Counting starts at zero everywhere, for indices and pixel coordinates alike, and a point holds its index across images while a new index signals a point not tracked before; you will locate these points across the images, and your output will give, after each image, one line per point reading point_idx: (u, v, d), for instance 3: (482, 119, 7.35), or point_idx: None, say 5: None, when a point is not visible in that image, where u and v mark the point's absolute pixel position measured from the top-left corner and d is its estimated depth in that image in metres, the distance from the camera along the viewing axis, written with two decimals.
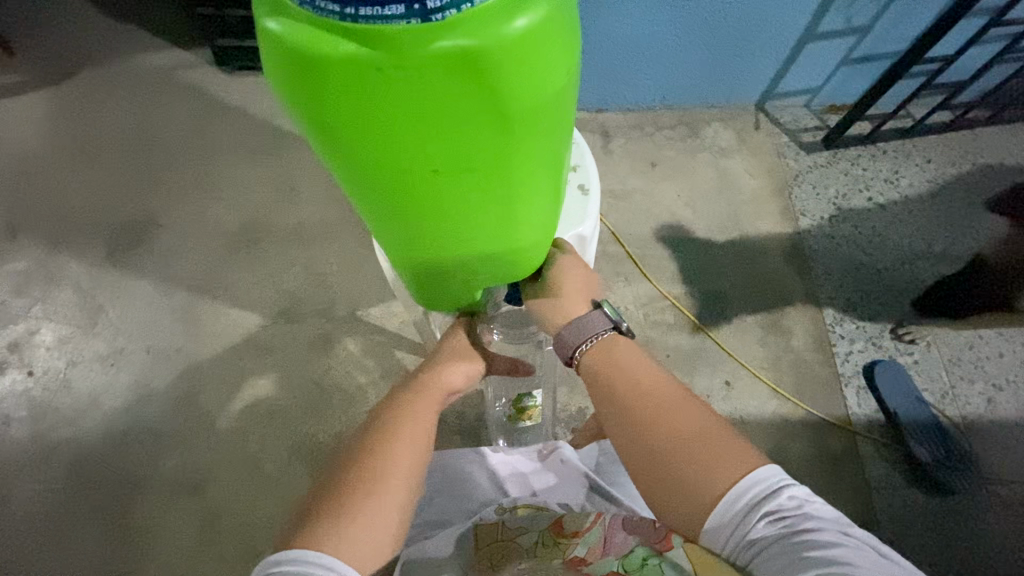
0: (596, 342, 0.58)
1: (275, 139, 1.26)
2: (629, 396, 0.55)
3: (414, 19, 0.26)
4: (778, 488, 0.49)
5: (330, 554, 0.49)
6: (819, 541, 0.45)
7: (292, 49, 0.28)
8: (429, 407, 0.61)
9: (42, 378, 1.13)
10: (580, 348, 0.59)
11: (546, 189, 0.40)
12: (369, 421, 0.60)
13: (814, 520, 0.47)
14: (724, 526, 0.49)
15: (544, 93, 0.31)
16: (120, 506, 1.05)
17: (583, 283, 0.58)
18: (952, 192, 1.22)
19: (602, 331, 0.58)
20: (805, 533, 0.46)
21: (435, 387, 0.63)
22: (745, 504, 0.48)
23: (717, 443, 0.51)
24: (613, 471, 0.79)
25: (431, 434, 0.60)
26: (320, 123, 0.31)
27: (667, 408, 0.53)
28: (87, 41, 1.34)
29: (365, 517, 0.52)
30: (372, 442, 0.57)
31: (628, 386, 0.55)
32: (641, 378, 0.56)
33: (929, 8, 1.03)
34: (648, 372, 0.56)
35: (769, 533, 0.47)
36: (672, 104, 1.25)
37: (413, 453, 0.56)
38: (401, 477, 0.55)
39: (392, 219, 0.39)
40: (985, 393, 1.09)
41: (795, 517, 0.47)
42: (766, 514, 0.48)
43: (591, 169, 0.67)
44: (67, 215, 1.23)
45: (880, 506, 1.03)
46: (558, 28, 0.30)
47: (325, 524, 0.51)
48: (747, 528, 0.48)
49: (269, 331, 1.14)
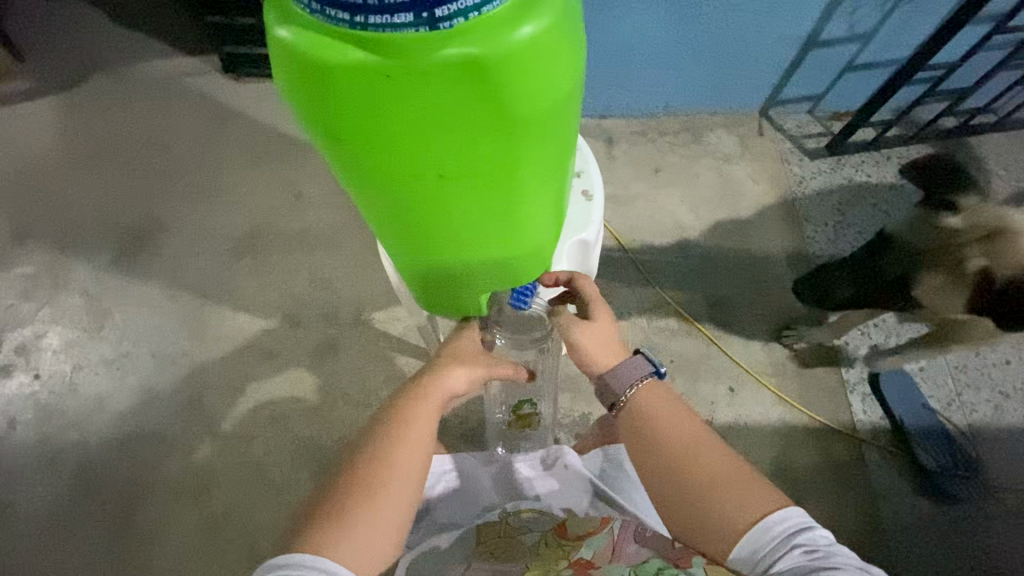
0: (641, 388, 0.58)
1: (281, 145, 1.27)
2: (663, 436, 0.55)
3: (422, 27, 0.27)
4: (810, 525, 0.50)
5: (332, 560, 0.49)
6: (847, 571, 0.45)
7: (302, 57, 0.29)
8: (430, 410, 0.60)
9: (49, 382, 1.13)
10: (626, 393, 0.58)
11: (550, 194, 0.41)
12: (370, 425, 0.60)
13: (847, 564, 0.47)
14: (753, 550, 0.50)
15: (550, 100, 0.31)
16: (123, 510, 1.06)
17: (613, 336, 0.62)
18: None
19: (642, 377, 0.58)
20: (832, 562, 0.47)
21: (437, 389, 0.61)
22: (775, 532, 0.50)
23: (743, 481, 0.52)
24: (619, 478, 0.79)
25: (432, 436, 0.59)
26: (328, 129, 0.32)
27: (700, 446, 0.54)
28: (96, 48, 1.36)
29: (366, 522, 0.52)
30: (372, 449, 0.56)
31: (663, 421, 0.57)
32: (676, 417, 0.57)
33: (931, 16, 1.03)
34: (681, 412, 0.57)
35: (797, 561, 0.48)
36: (676, 110, 1.26)
37: (415, 456, 0.56)
38: (404, 484, 0.55)
39: (398, 225, 0.39)
40: (992, 400, 1.08)
41: (825, 550, 0.48)
42: (797, 547, 0.49)
43: (595, 175, 0.67)
44: (75, 220, 1.24)
45: (886, 514, 1.02)
46: (563, 36, 0.30)
47: (327, 527, 0.51)
48: (775, 555, 0.49)
49: (273, 335, 1.15)
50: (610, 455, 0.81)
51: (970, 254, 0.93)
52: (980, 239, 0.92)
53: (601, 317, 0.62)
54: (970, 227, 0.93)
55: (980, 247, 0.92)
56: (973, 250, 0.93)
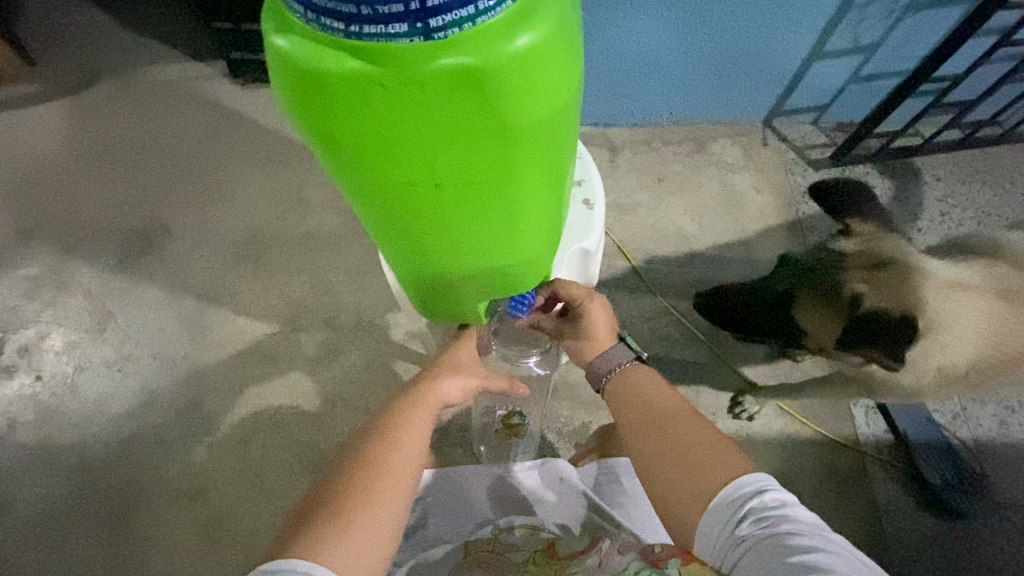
0: (620, 371, 0.63)
1: (286, 150, 1.28)
2: (641, 417, 0.58)
3: (417, 37, 0.27)
4: (763, 489, 0.50)
5: (324, 565, 0.48)
6: (800, 538, 0.45)
7: (299, 66, 0.29)
8: (425, 415, 0.61)
9: (49, 383, 1.14)
10: (612, 372, 0.63)
11: (548, 202, 0.41)
12: (366, 429, 0.60)
13: (802, 527, 0.47)
14: (714, 523, 0.50)
15: (546, 108, 0.31)
16: (120, 512, 1.06)
17: (607, 319, 0.65)
18: (959, 213, 1.22)
19: (624, 362, 0.63)
20: (787, 529, 0.46)
21: (431, 396, 0.63)
22: (735, 501, 0.50)
23: (715, 453, 0.54)
24: (614, 491, 0.78)
25: (426, 441, 0.60)
26: (324, 137, 0.32)
27: (672, 419, 0.57)
28: (105, 52, 1.37)
29: (361, 525, 0.51)
30: (370, 452, 0.56)
31: (642, 402, 0.59)
32: (652, 395, 0.60)
33: (934, 30, 1.03)
34: (657, 391, 0.60)
35: (753, 530, 0.48)
36: (679, 120, 1.26)
37: (410, 461, 0.57)
38: (399, 489, 0.55)
39: (395, 232, 0.39)
40: (997, 415, 1.06)
41: (778, 514, 0.48)
42: (753, 514, 0.49)
43: (596, 184, 0.67)
44: (80, 222, 1.25)
45: (889, 530, 1.01)
46: (559, 45, 0.30)
47: (321, 531, 0.50)
48: (733, 526, 0.49)
49: (274, 340, 1.15)
50: (604, 466, 0.81)
51: (853, 277, 0.88)
52: (867, 269, 0.88)
53: (595, 320, 0.64)
54: (862, 254, 0.91)
55: (865, 274, 0.88)
56: (855, 274, 0.89)
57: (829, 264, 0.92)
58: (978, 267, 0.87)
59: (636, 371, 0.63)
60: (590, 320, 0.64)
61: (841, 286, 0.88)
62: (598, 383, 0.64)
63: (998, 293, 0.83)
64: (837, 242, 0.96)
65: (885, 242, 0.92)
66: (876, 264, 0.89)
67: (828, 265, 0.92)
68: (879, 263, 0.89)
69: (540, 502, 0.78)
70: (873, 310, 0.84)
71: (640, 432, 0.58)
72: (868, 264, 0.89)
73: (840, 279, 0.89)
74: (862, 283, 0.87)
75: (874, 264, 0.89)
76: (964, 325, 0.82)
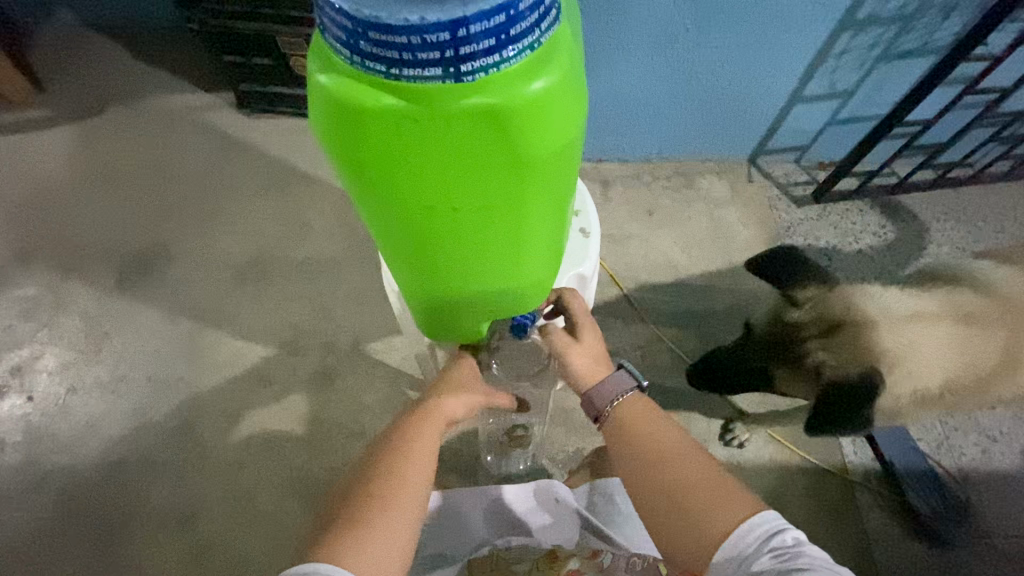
0: (618, 403, 0.60)
1: (289, 178, 1.32)
2: (639, 451, 0.57)
3: (448, 79, 0.30)
4: (779, 527, 0.50)
5: (347, 569, 0.51)
6: (817, 573, 0.46)
7: (338, 101, 0.32)
8: (434, 429, 0.63)
9: (41, 404, 1.13)
10: (610, 403, 0.60)
11: (552, 231, 0.44)
12: (380, 442, 0.63)
13: (817, 563, 0.47)
14: (730, 558, 0.50)
15: (558, 144, 0.35)
16: (105, 538, 1.04)
17: (601, 349, 0.64)
18: (936, 250, 1.28)
19: (624, 390, 0.60)
20: (803, 564, 0.47)
21: (439, 411, 0.65)
22: (751, 537, 0.50)
23: (722, 490, 0.53)
24: (611, 511, 0.79)
25: (436, 451, 0.63)
26: (355, 166, 0.35)
27: (674, 452, 0.56)
28: (116, 81, 1.42)
29: (379, 532, 0.55)
30: (384, 464, 0.59)
31: (640, 433, 0.58)
32: (654, 427, 0.58)
33: (904, 79, 1.11)
34: (656, 422, 0.59)
35: (770, 566, 0.48)
36: (669, 156, 1.32)
37: (422, 470, 0.60)
38: (411, 502, 0.57)
39: (410, 253, 0.42)
40: (979, 444, 1.10)
41: (795, 550, 0.49)
42: (770, 550, 0.49)
43: (593, 214, 0.71)
44: (81, 243, 1.26)
45: (880, 558, 1.03)
46: (570, 90, 0.34)
47: (341, 537, 0.54)
48: (749, 561, 0.49)
49: (271, 363, 1.15)
50: (599, 486, 0.81)
51: (811, 349, 0.86)
52: (821, 333, 0.86)
53: (587, 344, 0.63)
54: (815, 320, 0.87)
55: (821, 341, 0.85)
56: (813, 343, 0.86)
57: (786, 337, 0.89)
58: (942, 292, 0.89)
59: (634, 401, 0.61)
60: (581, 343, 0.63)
61: (803, 359, 0.86)
62: (596, 411, 0.61)
63: (958, 316, 0.85)
64: (787, 310, 0.90)
65: (832, 298, 0.88)
66: (831, 326, 0.86)
67: (783, 338, 0.89)
68: (832, 326, 0.86)
69: (537, 523, 0.80)
70: (835, 377, 0.83)
71: (640, 467, 0.57)
72: (821, 330, 0.86)
73: (799, 352, 0.87)
74: (820, 353, 0.85)
75: (827, 327, 0.86)
76: (927, 352, 0.83)
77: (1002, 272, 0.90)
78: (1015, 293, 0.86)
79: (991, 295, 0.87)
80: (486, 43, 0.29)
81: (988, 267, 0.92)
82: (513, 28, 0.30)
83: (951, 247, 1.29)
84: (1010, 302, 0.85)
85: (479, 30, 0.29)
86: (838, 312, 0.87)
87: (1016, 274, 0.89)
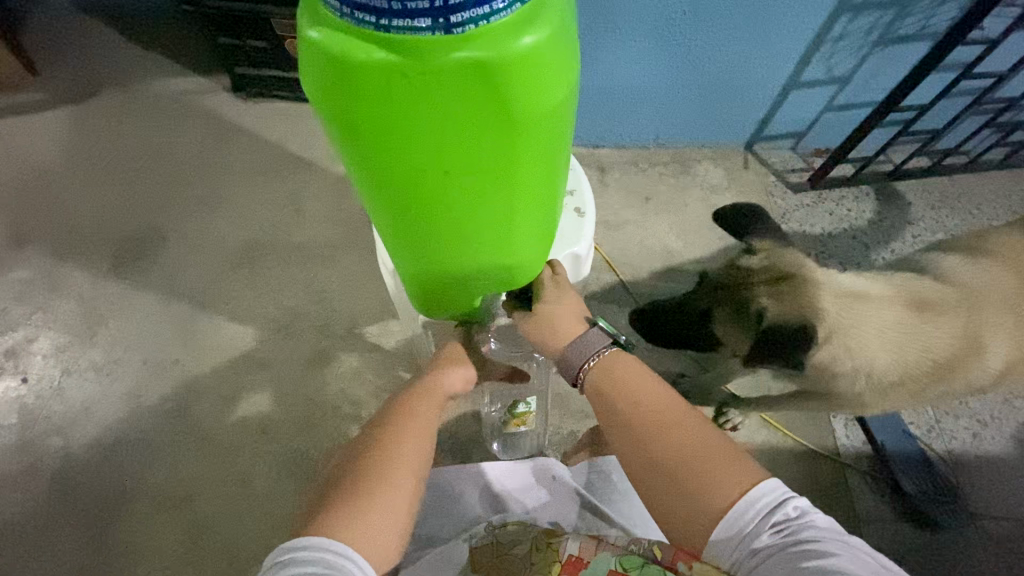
0: (597, 361, 0.60)
1: (285, 162, 1.31)
2: (628, 419, 0.57)
3: (438, 31, 0.30)
4: (782, 498, 0.51)
5: (343, 542, 0.52)
6: (820, 544, 0.47)
7: (329, 55, 0.32)
8: (432, 403, 0.65)
9: (36, 387, 1.13)
10: (586, 364, 0.60)
11: (545, 200, 0.44)
12: (377, 418, 0.65)
13: (819, 533, 0.49)
14: (730, 537, 0.51)
15: (548, 103, 0.35)
16: (101, 519, 1.04)
17: (575, 308, 0.61)
18: (910, 234, 1.30)
19: (601, 349, 0.60)
20: (806, 537, 0.48)
21: (438, 386, 0.67)
22: (753, 513, 0.50)
23: (722, 460, 0.53)
24: (606, 489, 0.81)
25: (433, 425, 0.65)
26: (345, 124, 0.35)
27: (671, 416, 0.56)
28: (109, 63, 1.40)
29: (376, 505, 0.55)
30: (381, 439, 0.60)
31: (628, 397, 0.58)
32: (643, 390, 0.58)
33: (901, 65, 1.11)
34: (648, 382, 0.58)
35: (772, 542, 0.49)
36: (665, 142, 1.32)
37: (418, 443, 0.61)
38: (409, 475, 0.58)
39: (400, 219, 0.42)
40: (970, 428, 1.11)
41: (798, 523, 0.50)
42: (772, 524, 0.50)
43: (587, 194, 0.72)
44: (74, 227, 1.26)
45: (870, 539, 1.03)
46: (560, 48, 0.34)
47: (336, 514, 0.54)
48: (751, 538, 0.50)
49: (266, 346, 1.15)
50: (596, 466, 0.84)
51: (758, 294, 0.85)
52: (768, 281, 0.85)
53: (566, 317, 0.61)
54: (766, 268, 0.87)
55: (768, 288, 0.85)
56: (758, 289, 0.86)
57: (737, 280, 0.89)
58: (929, 279, 0.90)
59: (617, 357, 0.60)
60: (557, 316, 0.60)
61: (747, 303, 0.86)
62: (575, 376, 0.61)
63: (948, 304, 0.87)
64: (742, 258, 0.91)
65: (787, 253, 0.88)
66: (778, 277, 0.85)
67: (736, 280, 0.89)
68: (780, 277, 0.85)
69: (534, 501, 0.80)
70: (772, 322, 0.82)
71: (632, 437, 0.57)
72: (769, 278, 0.86)
73: (745, 295, 0.87)
74: (764, 299, 0.84)
75: (775, 277, 0.86)
76: (904, 341, 0.84)
77: (949, 261, 0.93)
78: (968, 280, 0.89)
79: (948, 282, 0.89)
80: None
81: (937, 258, 0.95)
82: None
83: (924, 231, 1.30)
84: (953, 291, 0.88)
85: None
86: (791, 265, 0.86)
87: (951, 265, 0.92)
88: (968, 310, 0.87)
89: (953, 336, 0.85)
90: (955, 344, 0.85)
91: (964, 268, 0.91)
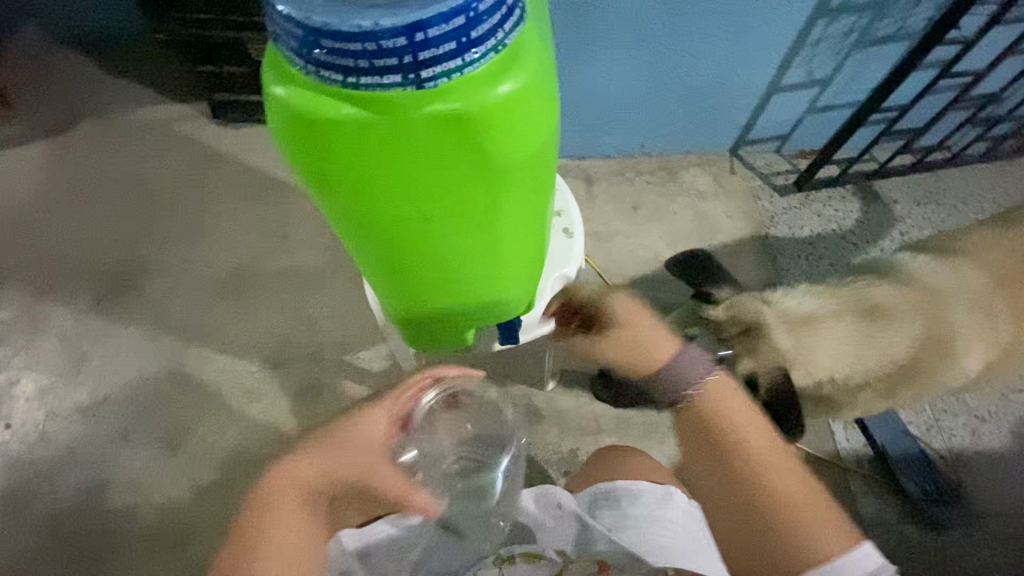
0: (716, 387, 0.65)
1: (269, 187, 1.29)
2: (717, 451, 0.64)
3: (409, 86, 0.30)
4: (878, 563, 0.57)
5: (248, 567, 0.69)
6: None
7: (298, 112, 0.32)
8: (330, 450, 0.74)
9: (20, 431, 1.10)
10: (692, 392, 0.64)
11: (526, 236, 0.44)
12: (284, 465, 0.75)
13: None
14: None
15: (527, 147, 0.35)
16: (91, 565, 1.01)
17: (659, 330, 0.65)
18: (896, 232, 1.31)
19: (710, 375, 0.65)
20: None
21: (339, 435, 0.75)
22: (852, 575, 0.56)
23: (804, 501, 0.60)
24: (618, 515, 0.73)
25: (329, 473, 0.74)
26: (320, 176, 0.35)
27: (791, 465, 0.63)
28: (84, 94, 1.38)
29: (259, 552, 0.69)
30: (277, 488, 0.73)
31: (735, 436, 0.63)
32: (756, 432, 0.64)
33: (880, 66, 1.12)
34: (760, 424, 0.65)
35: None
36: (651, 150, 1.31)
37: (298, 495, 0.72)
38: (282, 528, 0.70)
39: (384, 258, 0.42)
40: (969, 425, 1.11)
41: None
42: None
43: (575, 213, 0.72)
44: (55, 263, 1.23)
45: (875, 544, 1.03)
46: (541, 91, 0.33)
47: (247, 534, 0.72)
48: None
49: (257, 377, 1.13)
50: (602, 489, 0.75)
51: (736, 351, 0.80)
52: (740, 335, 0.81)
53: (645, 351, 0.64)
54: (733, 320, 0.82)
55: (742, 344, 0.80)
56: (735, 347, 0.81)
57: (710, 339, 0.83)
58: (924, 281, 0.89)
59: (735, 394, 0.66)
60: (635, 343, 0.64)
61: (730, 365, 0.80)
62: (672, 398, 0.65)
63: (939, 305, 0.87)
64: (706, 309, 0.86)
65: (746, 301, 0.84)
66: (747, 329, 0.81)
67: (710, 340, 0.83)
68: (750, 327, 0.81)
69: (541, 528, 0.78)
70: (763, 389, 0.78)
71: (729, 471, 0.63)
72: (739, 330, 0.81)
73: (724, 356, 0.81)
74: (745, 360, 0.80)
75: (745, 329, 0.81)
76: (893, 345, 0.85)
77: (917, 261, 0.92)
78: (954, 280, 0.88)
79: (942, 282, 0.89)
80: (445, 47, 0.29)
81: (907, 257, 0.94)
82: (474, 31, 0.30)
83: (912, 228, 1.31)
84: (930, 291, 0.88)
85: (436, 34, 0.29)
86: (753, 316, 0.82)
87: (931, 263, 0.91)
88: (940, 309, 0.87)
89: (940, 338, 0.86)
90: (942, 345, 0.85)
91: (940, 267, 0.90)
